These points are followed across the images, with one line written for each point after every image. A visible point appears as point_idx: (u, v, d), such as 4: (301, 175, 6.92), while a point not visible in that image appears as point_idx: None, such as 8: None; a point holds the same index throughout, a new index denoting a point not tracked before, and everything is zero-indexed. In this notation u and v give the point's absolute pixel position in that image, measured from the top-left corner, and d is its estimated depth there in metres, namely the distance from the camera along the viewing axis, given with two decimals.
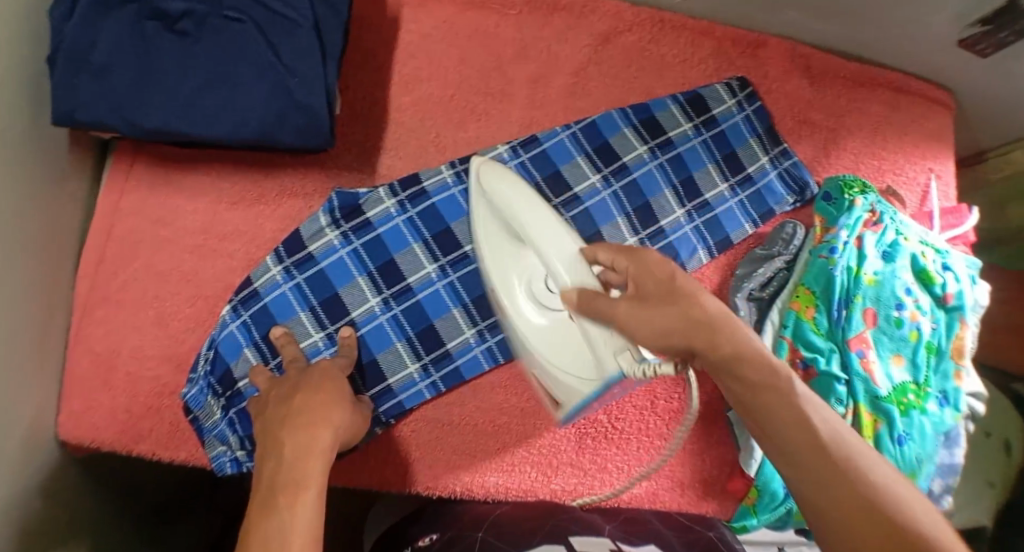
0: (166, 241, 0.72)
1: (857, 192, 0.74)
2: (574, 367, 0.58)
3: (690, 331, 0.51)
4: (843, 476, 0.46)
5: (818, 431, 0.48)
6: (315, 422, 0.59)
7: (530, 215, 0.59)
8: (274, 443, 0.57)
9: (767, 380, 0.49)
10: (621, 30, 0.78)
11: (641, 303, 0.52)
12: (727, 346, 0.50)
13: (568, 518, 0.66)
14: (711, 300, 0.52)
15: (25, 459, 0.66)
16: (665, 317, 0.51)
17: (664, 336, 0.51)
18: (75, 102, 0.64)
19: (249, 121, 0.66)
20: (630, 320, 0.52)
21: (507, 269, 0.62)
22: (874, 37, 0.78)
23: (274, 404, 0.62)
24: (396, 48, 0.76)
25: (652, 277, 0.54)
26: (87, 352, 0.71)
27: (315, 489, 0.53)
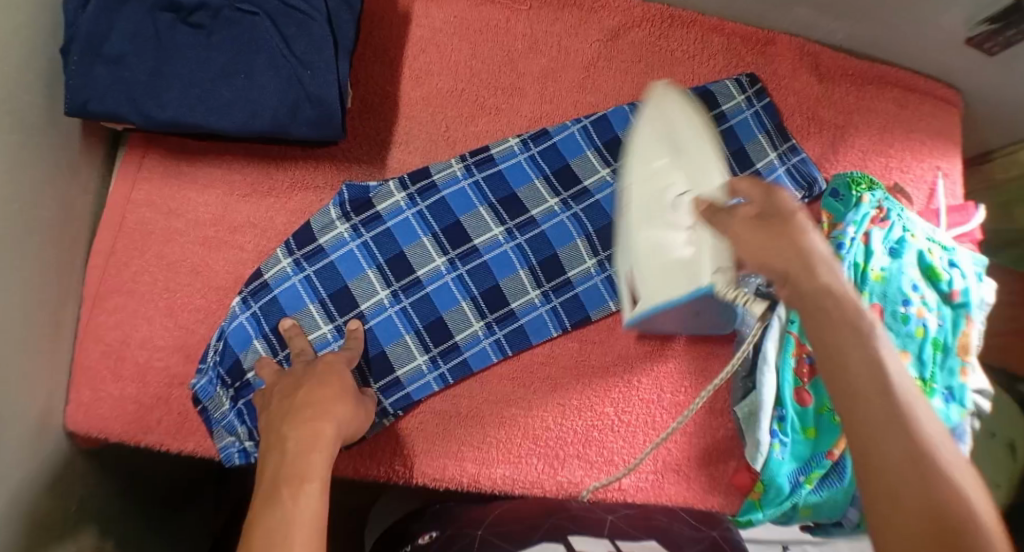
0: (177, 233, 0.73)
1: (864, 188, 0.75)
2: (664, 271, 0.56)
3: (790, 259, 0.47)
4: (903, 431, 0.42)
5: (891, 381, 0.43)
6: (317, 416, 0.59)
7: (697, 144, 0.57)
8: (278, 437, 0.58)
9: (847, 318, 0.45)
10: (631, 26, 0.78)
11: (761, 224, 0.48)
12: (823, 280, 0.46)
13: (565, 516, 0.69)
14: (824, 249, 0.48)
15: (35, 447, 0.66)
16: (771, 241, 0.47)
17: (765, 262, 0.47)
18: (89, 92, 0.64)
19: (261, 112, 0.66)
20: (743, 233, 0.48)
21: (646, 170, 0.59)
22: (882, 35, 0.79)
23: (278, 399, 0.62)
24: (407, 43, 0.76)
25: (777, 205, 0.49)
26: (97, 342, 0.71)
27: (317, 483, 0.53)
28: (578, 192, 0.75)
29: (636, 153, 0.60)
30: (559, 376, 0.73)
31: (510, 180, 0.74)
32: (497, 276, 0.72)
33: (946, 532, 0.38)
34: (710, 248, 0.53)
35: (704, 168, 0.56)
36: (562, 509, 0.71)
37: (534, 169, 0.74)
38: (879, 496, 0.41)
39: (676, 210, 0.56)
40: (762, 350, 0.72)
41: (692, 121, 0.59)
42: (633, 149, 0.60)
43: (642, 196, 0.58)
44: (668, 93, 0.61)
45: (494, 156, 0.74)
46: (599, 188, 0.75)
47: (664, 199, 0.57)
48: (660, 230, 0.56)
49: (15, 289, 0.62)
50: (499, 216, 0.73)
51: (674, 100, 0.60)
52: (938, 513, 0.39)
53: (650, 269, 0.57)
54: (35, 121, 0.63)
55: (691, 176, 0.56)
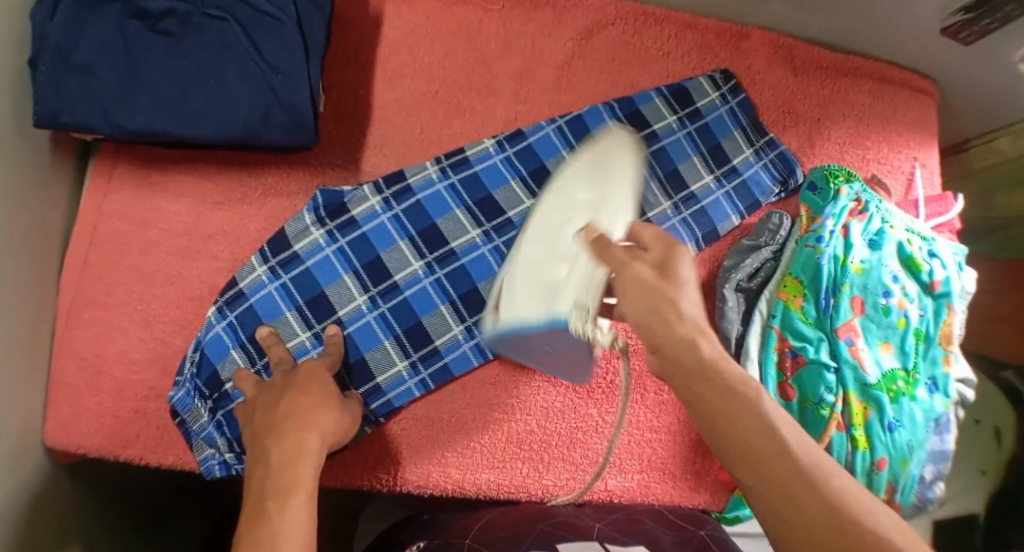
0: (150, 244, 0.72)
1: (842, 181, 0.75)
2: (537, 289, 0.55)
3: (648, 320, 0.46)
4: (812, 489, 0.41)
5: (785, 440, 0.43)
6: (300, 429, 0.58)
7: (616, 164, 0.53)
8: (262, 451, 0.56)
9: (731, 385, 0.45)
10: (605, 24, 0.78)
11: (650, 279, 0.46)
12: (706, 352, 0.45)
13: (552, 521, 0.65)
14: (702, 317, 0.47)
15: (13, 465, 0.65)
16: (651, 303, 0.46)
17: (646, 330, 0.46)
18: (56, 103, 0.63)
19: (233, 119, 0.65)
20: (630, 287, 0.47)
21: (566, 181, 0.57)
22: (855, 27, 0.79)
23: (261, 411, 0.61)
24: (378, 45, 0.76)
25: (674, 268, 0.47)
26: (72, 357, 0.70)
27: (304, 494, 0.52)
28: None
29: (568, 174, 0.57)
30: (542, 378, 0.72)
31: (487, 182, 0.73)
32: (476, 279, 0.72)
33: None
34: (579, 277, 0.51)
35: (610, 204, 0.52)
36: (547, 515, 0.67)
37: (510, 169, 0.74)
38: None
39: (569, 246, 0.53)
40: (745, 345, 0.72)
41: (623, 154, 0.55)
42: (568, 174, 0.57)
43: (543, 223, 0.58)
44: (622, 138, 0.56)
45: (470, 158, 0.73)
46: None
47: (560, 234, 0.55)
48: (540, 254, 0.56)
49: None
50: (476, 218, 0.73)
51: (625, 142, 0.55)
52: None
53: (525, 282, 0.56)
54: (6, 135, 0.63)
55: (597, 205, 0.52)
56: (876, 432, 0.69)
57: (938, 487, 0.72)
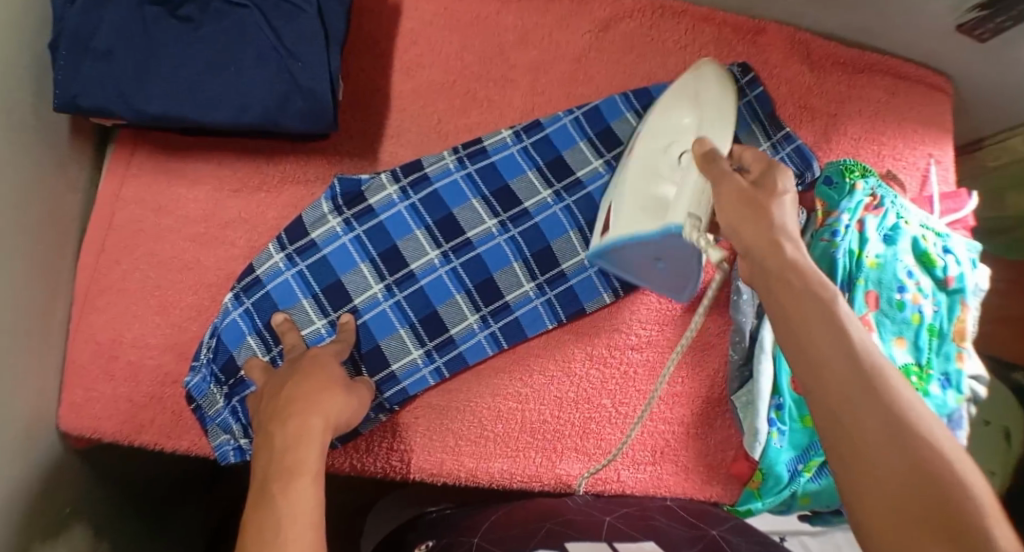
0: (167, 230, 0.72)
1: (858, 176, 0.74)
2: (648, 209, 0.62)
3: (738, 222, 0.52)
4: (872, 395, 0.43)
5: (854, 348, 0.45)
6: (305, 410, 0.57)
7: (710, 93, 0.63)
8: (267, 435, 0.56)
9: (809, 291, 0.48)
10: (622, 17, 0.78)
11: (749, 192, 0.53)
12: (789, 255, 0.50)
13: (563, 518, 0.65)
14: (793, 226, 0.52)
15: (28, 447, 0.65)
16: (748, 211, 0.52)
17: (741, 235, 0.52)
18: (77, 87, 0.63)
19: (253, 105, 0.66)
20: (729, 198, 0.53)
21: (665, 111, 0.64)
22: (872, 23, 0.79)
23: (268, 396, 0.60)
24: (396, 35, 0.76)
25: (772, 182, 0.54)
26: (88, 342, 0.70)
27: (307, 480, 0.51)
28: (571, 183, 0.74)
29: (659, 107, 0.65)
30: (556, 368, 0.72)
31: (503, 172, 0.73)
32: (491, 269, 0.72)
33: (931, 492, 0.39)
34: (691, 190, 0.58)
35: (716, 129, 0.62)
36: (557, 511, 0.66)
37: (526, 160, 0.74)
38: (854, 457, 0.42)
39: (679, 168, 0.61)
40: (759, 338, 0.71)
41: (721, 88, 0.64)
42: (663, 104, 0.65)
43: (644, 147, 0.64)
44: (712, 65, 0.65)
45: (486, 148, 0.73)
46: (591, 179, 0.74)
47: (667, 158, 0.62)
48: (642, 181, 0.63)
49: (4, 287, 0.61)
50: (492, 208, 0.73)
51: (717, 73, 0.65)
52: (913, 463, 0.40)
53: (632, 200, 0.63)
54: (24, 117, 0.63)
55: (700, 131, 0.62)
56: None
57: None
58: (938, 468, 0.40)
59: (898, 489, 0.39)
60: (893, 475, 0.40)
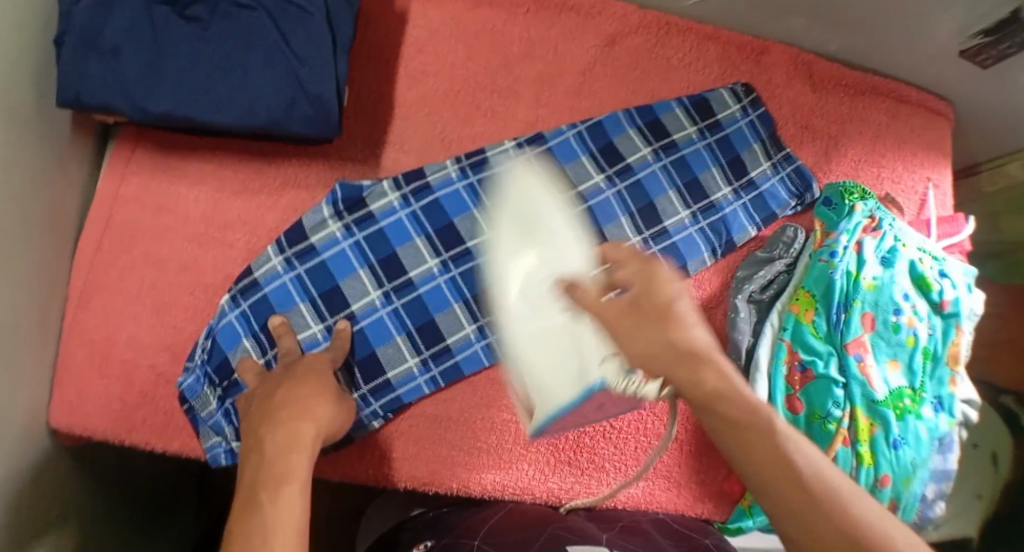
0: (166, 231, 0.72)
1: (856, 198, 0.75)
2: (558, 359, 0.48)
3: (631, 331, 0.45)
4: (832, 514, 0.43)
5: (798, 465, 0.45)
6: (293, 419, 0.57)
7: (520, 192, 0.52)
8: (255, 440, 0.55)
9: (745, 415, 0.45)
10: (628, 32, 0.78)
11: (631, 315, 0.45)
12: (709, 384, 0.45)
13: (560, 525, 0.65)
14: (708, 339, 0.46)
15: (16, 447, 0.65)
16: (644, 333, 0.45)
17: (637, 353, 0.45)
18: (81, 84, 0.63)
19: (259, 107, 0.65)
20: (618, 322, 0.45)
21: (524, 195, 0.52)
22: (875, 46, 0.79)
23: (258, 402, 0.60)
24: (402, 43, 0.76)
25: (655, 288, 0.46)
26: (82, 340, 0.70)
27: (295, 483, 0.51)
28: (573, 196, 0.74)
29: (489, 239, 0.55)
30: None
31: None
32: None
33: None
34: (556, 346, 0.48)
35: (558, 245, 0.49)
36: (555, 519, 0.67)
37: None
38: None
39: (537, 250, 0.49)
40: (755, 358, 0.72)
41: (525, 194, 0.52)
42: (493, 222, 0.55)
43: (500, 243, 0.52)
44: (532, 173, 0.55)
45: (489, 159, 0.73)
46: (592, 194, 0.74)
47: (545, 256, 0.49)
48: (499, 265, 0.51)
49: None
50: None
51: (535, 176, 0.55)
52: None
53: (523, 335, 0.49)
54: (26, 113, 0.63)
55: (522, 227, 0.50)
56: (881, 448, 0.69)
57: (939, 506, 0.72)
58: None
59: None
60: None
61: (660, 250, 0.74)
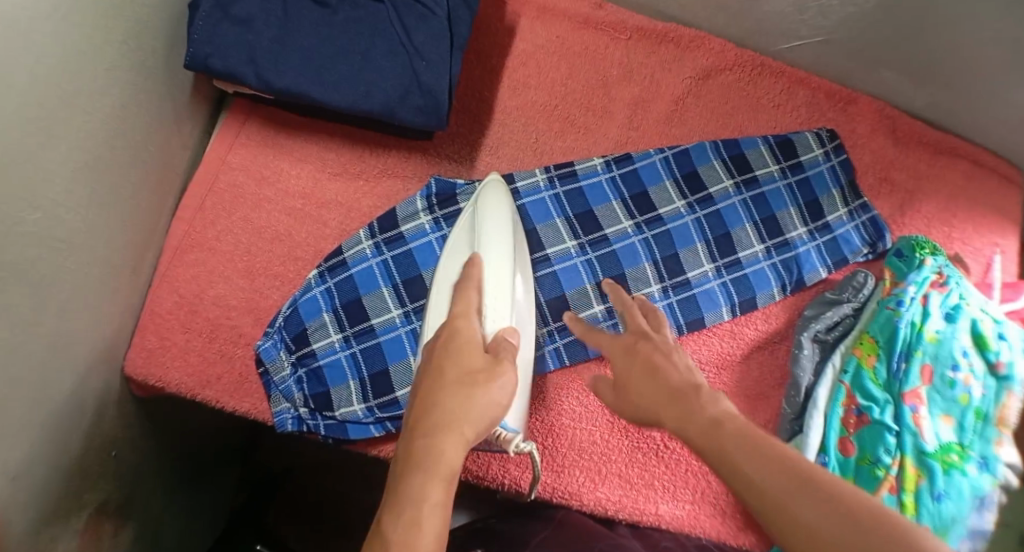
0: (265, 201, 0.76)
1: (928, 253, 0.76)
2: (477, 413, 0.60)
3: (638, 376, 0.59)
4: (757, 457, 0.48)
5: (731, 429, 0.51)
6: (482, 391, 0.53)
7: (497, 227, 0.67)
8: (435, 380, 0.53)
9: (692, 410, 0.54)
10: (723, 68, 0.82)
11: (632, 359, 0.61)
12: (678, 408, 0.54)
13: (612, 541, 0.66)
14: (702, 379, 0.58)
15: (90, 381, 0.67)
16: (640, 375, 0.59)
17: (634, 388, 0.59)
18: (209, 48, 0.67)
19: (374, 93, 0.69)
20: (624, 370, 0.61)
21: (493, 226, 0.67)
22: (961, 110, 0.82)
23: (470, 353, 0.56)
24: (509, 54, 0.81)
25: (648, 337, 0.63)
26: (170, 292, 0.73)
27: (457, 438, 0.50)
28: (652, 218, 0.77)
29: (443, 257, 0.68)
30: None
31: (590, 198, 0.76)
32: (565, 288, 0.74)
33: None
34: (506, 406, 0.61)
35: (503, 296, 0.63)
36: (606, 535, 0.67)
37: (613, 190, 0.77)
38: None
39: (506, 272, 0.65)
40: (814, 396, 0.73)
41: (501, 222, 0.68)
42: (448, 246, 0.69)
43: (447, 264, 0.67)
44: (493, 186, 0.71)
45: (577, 172, 0.77)
46: (672, 218, 0.77)
47: (501, 279, 0.64)
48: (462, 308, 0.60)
49: (99, 223, 0.64)
50: (574, 230, 0.75)
51: (499, 197, 0.70)
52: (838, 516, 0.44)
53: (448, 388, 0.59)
54: (144, 61, 0.67)
55: (488, 254, 0.65)
56: (924, 501, 0.68)
57: None
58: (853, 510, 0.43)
59: None
60: None
61: (731, 280, 0.76)
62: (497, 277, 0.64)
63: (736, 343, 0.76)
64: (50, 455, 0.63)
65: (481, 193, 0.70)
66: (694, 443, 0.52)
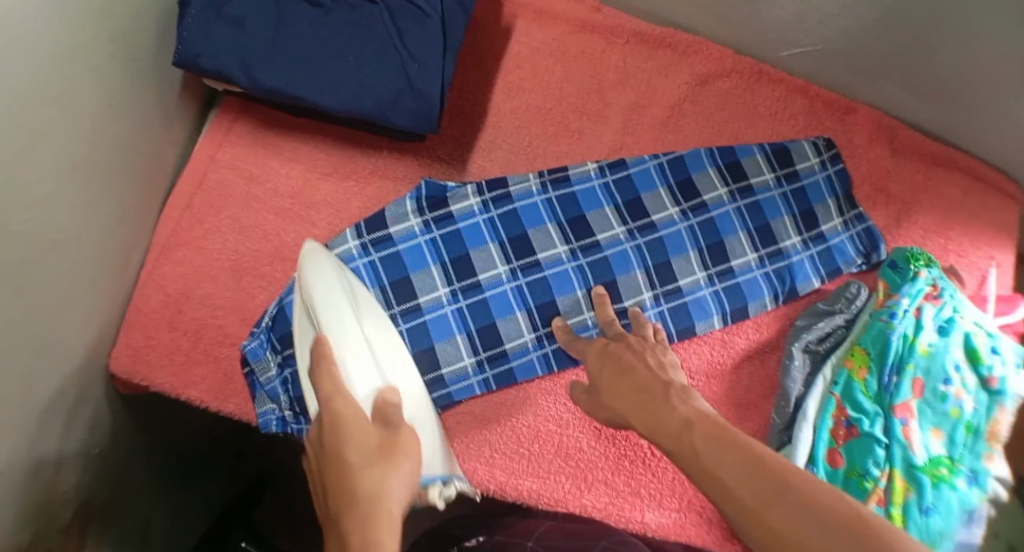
0: (255, 200, 0.75)
1: (922, 265, 0.75)
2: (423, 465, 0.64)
3: (617, 374, 0.64)
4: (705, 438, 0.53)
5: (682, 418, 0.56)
6: (394, 468, 0.53)
7: (328, 296, 0.62)
8: (344, 469, 0.52)
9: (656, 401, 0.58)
10: (720, 74, 0.81)
11: (613, 362, 0.65)
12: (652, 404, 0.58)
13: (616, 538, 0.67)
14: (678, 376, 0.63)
15: (75, 379, 0.67)
16: (621, 375, 0.63)
17: (613, 386, 0.63)
18: (202, 47, 0.66)
19: (366, 96, 0.68)
20: (604, 370, 0.65)
21: (326, 292, 0.62)
22: (960, 122, 0.81)
23: (365, 432, 0.55)
24: (504, 56, 0.80)
25: (624, 340, 0.68)
26: (158, 291, 0.73)
27: (389, 526, 0.48)
28: (645, 224, 0.76)
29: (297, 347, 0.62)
30: None
31: (582, 203, 0.75)
32: (555, 293, 0.74)
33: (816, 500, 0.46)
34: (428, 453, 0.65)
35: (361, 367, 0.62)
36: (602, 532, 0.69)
37: (606, 196, 0.76)
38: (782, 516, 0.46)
39: (353, 340, 0.62)
40: (804, 407, 0.73)
41: (330, 289, 0.63)
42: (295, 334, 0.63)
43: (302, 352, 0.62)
44: (310, 249, 0.64)
45: (570, 177, 0.76)
46: (665, 225, 0.76)
47: (351, 348, 0.61)
48: (331, 388, 0.56)
49: (87, 223, 0.64)
50: (565, 236, 0.75)
51: (317, 256, 0.64)
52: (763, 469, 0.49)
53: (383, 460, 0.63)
54: (134, 59, 0.66)
55: (332, 330, 0.61)
56: (912, 515, 0.68)
57: None
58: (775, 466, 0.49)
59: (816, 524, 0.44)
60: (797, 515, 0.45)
61: (723, 289, 0.76)
62: (349, 349, 0.61)
63: (727, 352, 0.76)
64: (34, 454, 0.63)
65: (300, 264, 0.63)
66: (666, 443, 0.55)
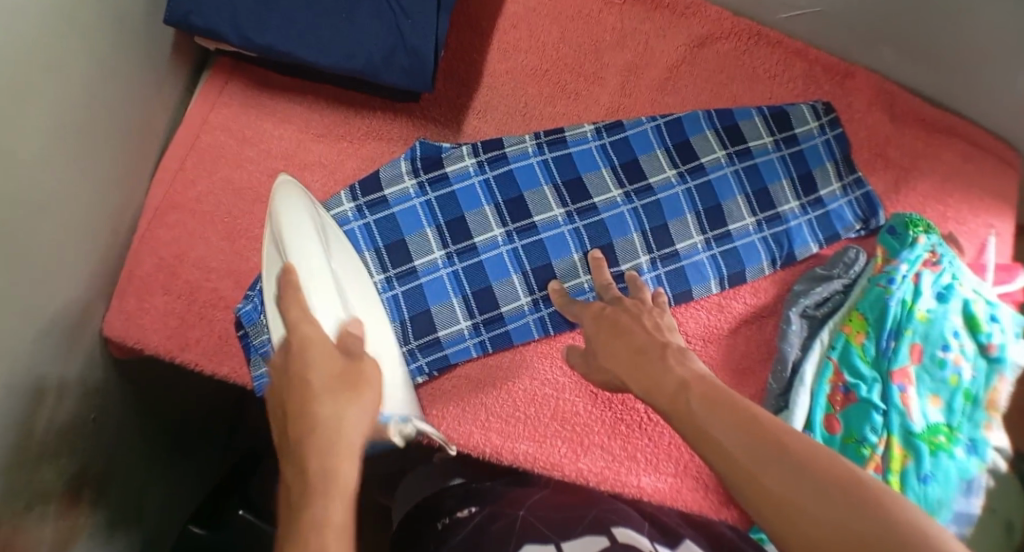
0: (248, 161, 0.75)
1: (921, 231, 0.74)
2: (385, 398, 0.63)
3: (613, 333, 0.63)
4: (701, 397, 0.52)
5: (679, 375, 0.55)
6: (358, 400, 0.51)
7: (299, 224, 0.62)
8: (307, 396, 0.50)
9: (648, 363, 0.58)
10: (718, 36, 0.80)
11: (610, 323, 0.65)
12: (649, 365, 0.58)
13: (607, 505, 0.66)
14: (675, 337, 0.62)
15: (67, 341, 0.67)
16: (617, 336, 0.63)
17: (609, 346, 0.63)
18: (191, 7, 0.66)
19: (358, 53, 0.68)
20: (600, 330, 0.65)
21: (295, 221, 0.61)
22: (959, 87, 0.80)
23: (330, 356, 0.53)
24: (499, 17, 0.79)
25: (620, 299, 0.67)
26: (150, 253, 0.72)
27: (346, 457, 0.48)
28: (643, 187, 0.75)
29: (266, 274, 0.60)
30: None
31: (579, 165, 0.75)
32: (551, 256, 0.73)
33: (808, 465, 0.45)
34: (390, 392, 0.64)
35: (326, 295, 0.60)
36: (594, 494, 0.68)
37: (603, 158, 0.75)
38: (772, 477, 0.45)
39: (324, 275, 0.61)
40: (801, 371, 0.72)
41: (300, 216, 0.63)
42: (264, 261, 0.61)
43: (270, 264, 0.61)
44: (286, 184, 0.64)
45: (567, 139, 0.75)
46: (662, 188, 0.75)
47: (319, 277, 0.61)
48: (296, 313, 0.54)
49: (76, 181, 0.63)
50: (562, 198, 0.74)
51: (293, 188, 0.64)
52: (757, 430, 0.48)
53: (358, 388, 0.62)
54: (124, 16, 0.65)
55: (297, 263, 0.59)
56: (910, 481, 0.67)
57: None
58: (770, 428, 0.48)
59: (809, 490, 0.44)
60: (788, 479, 0.45)
61: (721, 253, 0.75)
62: (313, 278, 0.60)
63: (724, 316, 0.75)
64: (25, 415, 0.62)
65: (276, 194, 0.63)
66: (661, 403, 0.55)
